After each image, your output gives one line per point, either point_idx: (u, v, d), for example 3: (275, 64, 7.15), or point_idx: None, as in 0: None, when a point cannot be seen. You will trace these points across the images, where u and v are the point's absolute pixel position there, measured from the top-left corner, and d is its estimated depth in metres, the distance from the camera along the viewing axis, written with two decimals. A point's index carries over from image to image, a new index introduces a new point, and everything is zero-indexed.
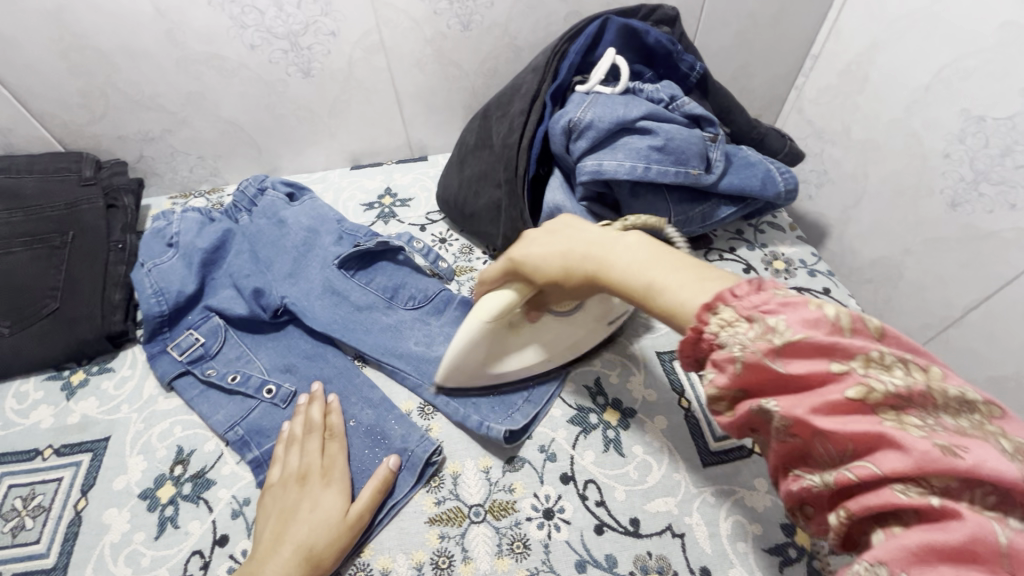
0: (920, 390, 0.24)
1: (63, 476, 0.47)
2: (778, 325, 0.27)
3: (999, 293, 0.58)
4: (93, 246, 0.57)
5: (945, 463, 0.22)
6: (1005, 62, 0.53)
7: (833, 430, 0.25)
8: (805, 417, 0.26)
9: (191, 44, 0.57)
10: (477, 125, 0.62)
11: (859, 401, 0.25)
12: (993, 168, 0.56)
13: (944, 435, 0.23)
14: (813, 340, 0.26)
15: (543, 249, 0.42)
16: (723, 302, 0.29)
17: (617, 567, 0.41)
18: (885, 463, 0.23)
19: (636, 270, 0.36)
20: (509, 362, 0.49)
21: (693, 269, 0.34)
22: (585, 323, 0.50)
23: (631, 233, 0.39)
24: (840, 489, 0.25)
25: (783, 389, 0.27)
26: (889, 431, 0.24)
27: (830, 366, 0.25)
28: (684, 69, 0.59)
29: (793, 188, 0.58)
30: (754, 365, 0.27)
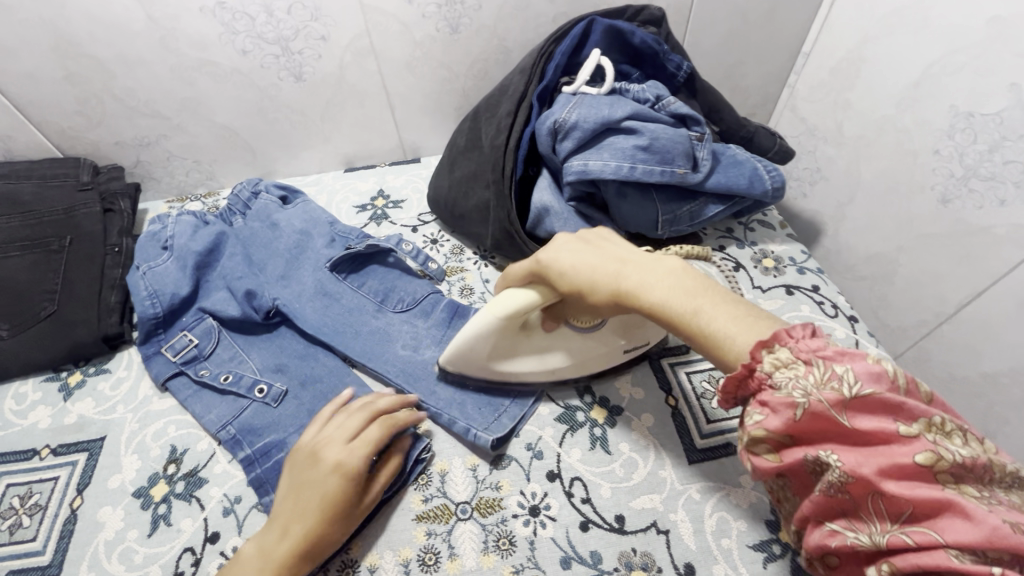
0: (978, 461, 0.27)
1: (59, 475, 0.48)
2: (846, 375, 0.29)
3: (991, 289, 0.58)
4: (90, 250, 0.58)
5: (1013, 541, 0.24)
6: (992, 58, 0.53)
7: (895, 490, 0.27)
8: (869, 474, 0.27)
9: (185, 50, 0.58)
10: (467, 127, 0.63)
11: (925, 467, 0.27)
12: (983, 164, 0.56)
13: (1004, 510, 0.25)
14: (882, 398, 0.28)
15: (575, 259, 0.43)
16: (780, 343, 0.31)
17: (602, 563, 0.42)
18: (950, 533, 0.25)
19: (683, 296, 0.37)
20: (514, 365, 0.49)
21: (737, 308, 0.36)
22: (597, 346, 0.50)
23: (674, 259, 0.41)
24: (890, 549, 0.27)
25: (844, 443, 0.28)
26: (954, 499, 0.25)
27: (896, 428, 0.28)
28: (671, 69, 0.59)
29: (780, 186, 0.58)
30: (817, 413, 0.29)
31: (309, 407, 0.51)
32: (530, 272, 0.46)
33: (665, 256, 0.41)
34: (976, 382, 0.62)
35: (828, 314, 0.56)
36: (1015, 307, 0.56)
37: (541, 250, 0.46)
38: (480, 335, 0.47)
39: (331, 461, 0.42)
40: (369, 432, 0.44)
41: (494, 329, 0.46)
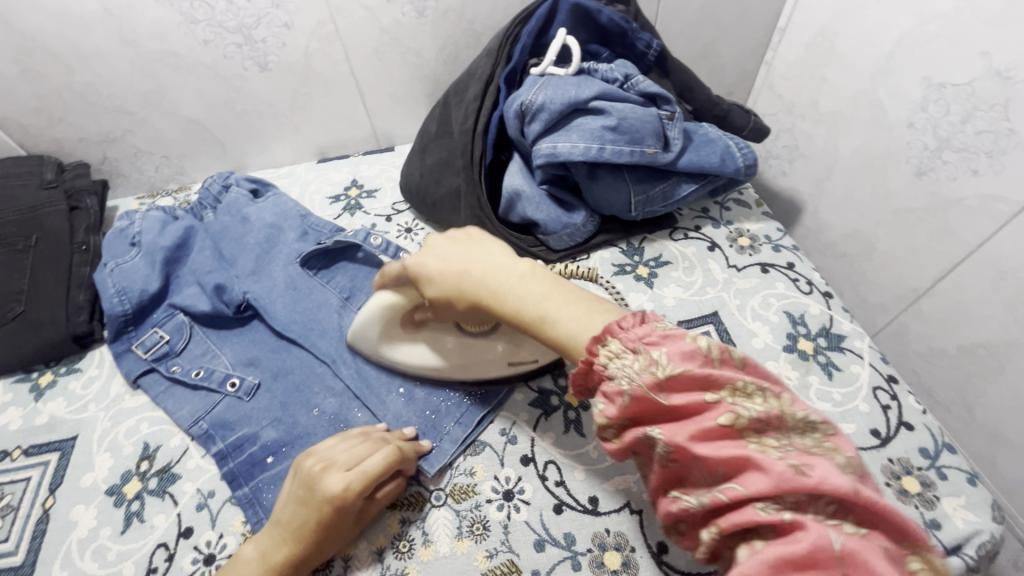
0: (778, 414, 0.27)
1: (31, 475, 0.48)
2: (660, 358, 0.29)
3: (966, 261, 0.57)
4: (57, 249, 0.58)
5: (796, 482, 0.24)
6: (962, 27, 0.52)
7: (706, 452, 0.27)
8: (683, 441, 0.28)
9: (143, 42, 0.57)
10: (437, 113, 0.62)
11: (728, 426, 0.27)
12: (956, 135, 0.55)
13: (797, 454, 0.26)
14: (691, 374, 0.28)
15: (442, 265, 0.41)
16: (611, 335, 0.32)
17: (575, 545, 0.42)
18: (750, 484, 0.26)
19: (532, 302, 0.37)
20: (401, 354, 0.50)
21: (584, 302, 0.36)
22: (480, 349, 0.48)
23: (525, 259, 0.40)
24: (713, 508, 0.27)
25: (663, 418, 0.29)
26: (751, 453, 0.26)
27: (703, 397, 0.28)
28: (641, 48, 0.59)
29: (752, 163, 0.58)
30: (639, 398, 0.29)
31: (282, 400, 0.50)
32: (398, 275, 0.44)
33: (517, 258, 0.40)
34: (954, 355, 0.62)
35: (803, 291, 0.56)
36: (989, 279, 0.56)
37: (411, 254, 0.43)
38: (366, 324, 0.47)
39: (330, 487, 0.39)
40: (370, 464, 0.41)
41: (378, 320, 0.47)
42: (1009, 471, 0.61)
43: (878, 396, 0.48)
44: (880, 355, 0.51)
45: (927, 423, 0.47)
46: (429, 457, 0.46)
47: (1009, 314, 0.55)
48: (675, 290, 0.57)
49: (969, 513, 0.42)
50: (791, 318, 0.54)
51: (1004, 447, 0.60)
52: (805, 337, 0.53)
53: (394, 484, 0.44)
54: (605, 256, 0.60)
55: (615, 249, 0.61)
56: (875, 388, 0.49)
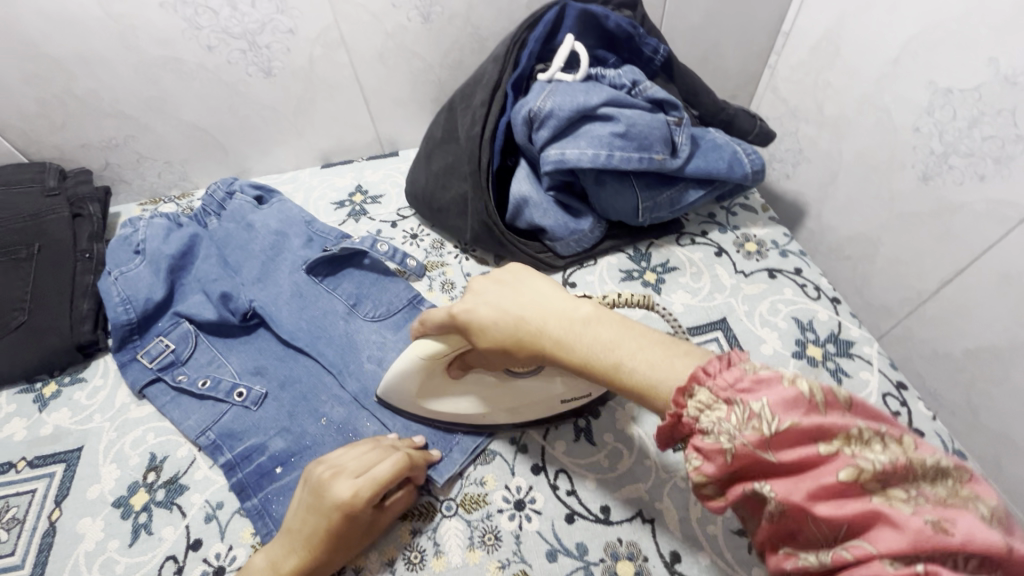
0: (905, 463, 0.24)
1: (37, 487, 0.47)
2: (761, 411, 0.26)
3: (972, 266, 0.58)
4: (59, 257, 0.57)
5: (938, 542, 0.21)
6: (969, 32, 0.52)
7: (827, 511, 0.24)
8: (799, 499, 0.25)
9: (147, 47, 0.56)
10: (443, 119, 0.61)
11: (851, 482, 0.24)
12: (962, 141, 0.55)
13: (931, 508, 0.23)
14: (801, 427, 0.25)
15: (495, 313, 0.38)
16: (698, 384, 0.29)
17: (588, 555, 0.41)
18: (880, 543, 0.23)
19: (601, 348, 0.34)
20: (445, 403, 0.47)
21: (659, 345, 0.33)
22: (529, 393, 0.45)
23: (587, 302, 0.37)
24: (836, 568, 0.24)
25: (773, 473, 0.26)
26: (879, 508, 0.23)
27: (817, 449, 0.25)
28: (647, 53, 0.59)
29: (760, 169, 0.58)
30: (744, 457, 0.26)
31: (289, 409, 0.50)
32: (440, 323, 0.41)
33: (578, 300, 0.37)
34: (960, 359, 0.62)
35: (811, 296, 0.56)
36: (996, 284, 0.56)
37: (456, 300, 0.40)
38: (404, 375, 0.44)
39: (339, 494, 0.39)
40: (380, 471, 0.41)
41: (419, 370, 0.44)
42: (1013, 473, 0.61)
43: (887, 403, 0.48)
44: (889, 361, 0.51)
45: (937, 430, 0.47)
46: (438, 465, 0.46)
47: (1016, 319, 0.55)
48: (682, 296, 0.57)
49: None
50: (799, 324, 0.54)
51: (1010, 451, 0.61)
52: (814, 343, 0.53)
53: (405, 493, 0.43)
54: (612, 262, 0.60)
55: (622, 254, 0.61)
56: (884, 394, 0.49)
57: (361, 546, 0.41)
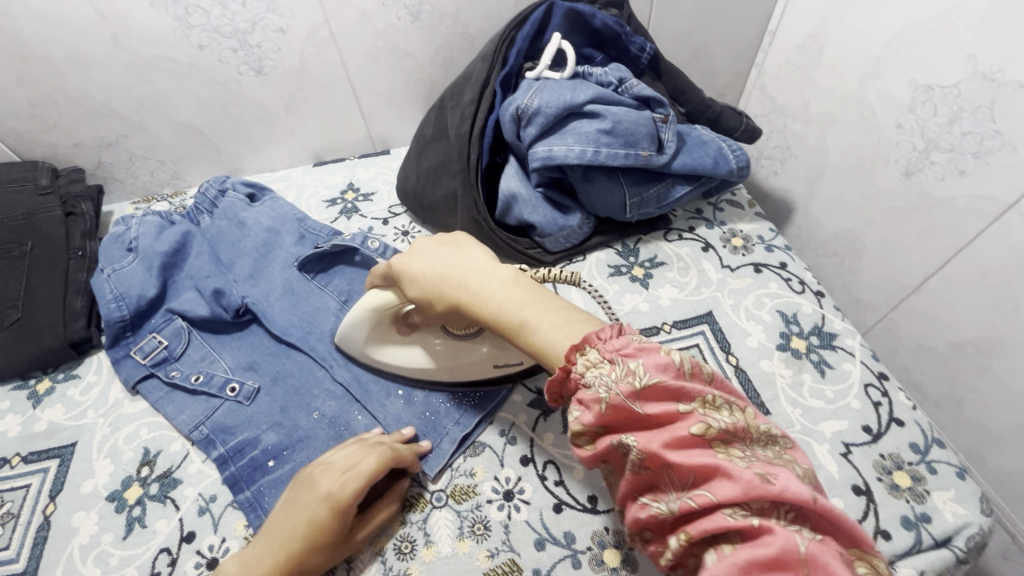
0: (742, 425, 0.29)
1: (31, 482, 0.48)
2: (637, 369, 0.31)
3: (953, 260, 0.59)
4: (53, 255, 0.57)
5: (763, 490, 0.26)
6: (949, 30, 0.53)
7: (678, 460, 0.29)
8: (657, 448, 0.29)
9: (138, 47, 0.57)
10: (433, 117, 0.62)
11: (700, 436, 0.29)
12: (943, 136, 0.56)
13: (760, 464, 0.28)
14: (667, 386, 0.30)
15: (425, 267, 0.41)
16: (590, 345, 0.33)
17: (575, 543, 0.42)
18: (720, 491, 0.27)
19: (510, 306, 0.37)
20: (389, 357, 0.50)
21: (562, 311, 0.37)
22: (466, 355, 0.49)
23: (507, 266, 0.40)
24: (682, 512, 0.28)
25: (639, 426, 0.31)
26: (721, 462, 0.28)
27: (677, 407, 0.30)
28: (634, 51, 0.59)
29: (745, 165, 0.59)
30: (617, 407, 0.30)
31: (282, 404, 0.51)
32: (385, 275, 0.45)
33: (499, 264, 0.40)
34: (944, 351, 0.63)
35: (796, 290, 0.57)
36: (976, 277, 0.57)
37: (398, 254, 0.44)
38: (355, 324, 0.48)
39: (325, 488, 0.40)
40: (365, 465, 0.42)
41: (366, 322, 0.47)
42: (996, 463, 0.63)
43: (869, 393, 0.49)
44: (871, 353, 0.52)
45: (917, 419, 0.48)
46: (430, 458, 0.47)
47: (996, 311, 0.56)
48: (670, 291, 0.58)
49: (959, 506, 0.43)
50: (784, 317, 0.55)
51: (993, 441, 0.62)
52: (798, 335, 0.54)
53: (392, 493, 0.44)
54: (601, 258, 0.61)
55: (610, 250, 0.61)
56: (866, 384, 0.50)
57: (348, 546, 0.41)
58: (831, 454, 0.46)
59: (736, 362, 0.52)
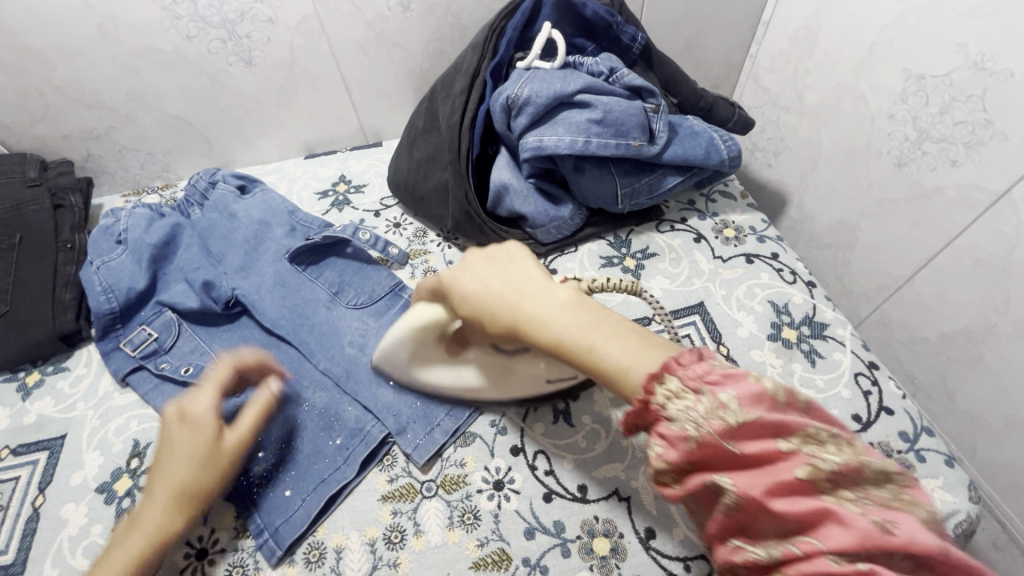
0: (855, 464, 0.25)
1: (21, 474, 0.48)
2: (729, 402, 0.27)
3: (944, 251, 0.59)
4: (41, 248, 0.57)
5: (882, 541, 0.23)
6: (940, 19, 0.53)
7: (783, 507, 0.25)
8: (757, 493, 0.26)
9: (125, 37, 0.56)
10: (424, 108, 0.62)
11: (807, 479, 0.25)
12: (935, 126, 0.56)
13: (878, 509, 0.24)
14: (765, 421, 0.26)
15: (478, 286, 0.37)
16: (669, 372, 0.29)
17: (565, 532, 0.42)
18: (828, 540, 0.24)
19: (576, 330, 0.32)
20: (437, 375, 0.47)
21: (639, 337, 0.32)
22: (519, 371, 0.45)
23: (567, 286, 0.35)
24: (783, 561, 0.25)
25: (734, 466, 0.27)
26: (830, 506, 0.24)
27: (778, 445, 0.26)
28: (626, 41, 0.59)
29: (737, 155, 0.58)
30: (708, 445, 0.27)
31: (272, 395, 0.51)
32: (431, 290, 0.41)
33: (557, 283, 0.35)
34: (935, 342, 0.63)
35: (787, 280, 0.57)
36: (968, 266, 0.57)
37: (445, 268, 0.40)
38: (397, 343, 0.44)
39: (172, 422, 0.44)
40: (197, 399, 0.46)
41: (409, 339, 0.44)
42: (987, 452, 0.63)
43: (859, 381, 0.49)
44: (861, 342, 0.52)
45: (906, 408, 0.48)
46: (417, 446, 0.47)
47: (986, 301, 0.56)
48: (661, 281, 0.58)
49: (946, 494, 0.43)
50: (775, 307, 0.55)
51: (983, 431, 0.62)
52: (789, 326, 0.54)
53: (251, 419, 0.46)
54: (592, 249, 0.60)
55: (603, 241, 0.61)
56: (856, 373, 0.50)
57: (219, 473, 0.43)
58: None
59: (727, 353, 0.52)
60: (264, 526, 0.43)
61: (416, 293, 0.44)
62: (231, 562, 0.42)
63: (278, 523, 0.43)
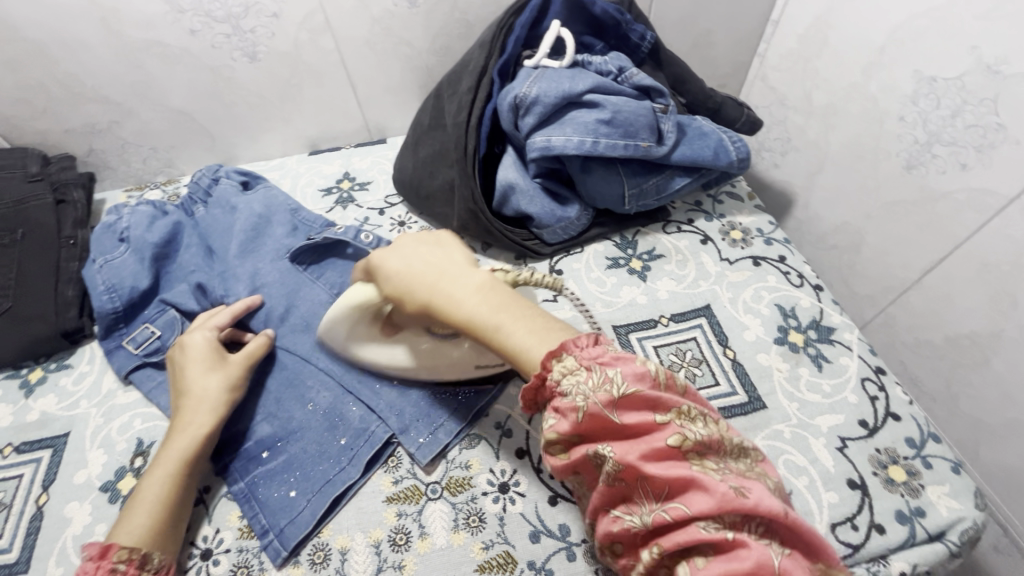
0: (716, 438, 0.30)
1: (24, 472, 0.48)
2: (616, 377, 0.31)
3: (952, 255, 0.58)
4: (43, 244, 0.57)
5: (737, 503, 0.27)
6: (954, 20, 0.52)
7: (655, 471, 0.29)
8: (635, 460, 0.30)
9: (128, 31, 0.56)
10: (430, 105, 0.61)
11: (676, 448, 0.30)
12: (945, 129, 0.55)
13: (734, 477, 0.29)
14: (644, 397, 0.30)
15: (402, 266, 0.39)
16: (566, 351, 0.32)
17: (570, 536, 0.42)
18: (695, 504, 0.28)
19: (486, 310, 0.36)
20: (373, 356, 0.48)
21: (536, 319, 0.36)
22: (448, 353, 0.47)
23: (482, 272, 0.38)
24: (656, 526, 0.29)
25: (617, 436, 0.31)
26: (696, 475, 0.29)
27: (654, 418, 0.30)
28: (634, 39, 0.58)
29: (745, 157, 0.58)
30: (595, 415, 0.31)
31: (277, 395, 0.50)
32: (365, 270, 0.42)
33: (476, 269, 0.38)
34: (940, 345, 0.63)
35: (794, 284, 0.57)
36: (975, 270, 0.57)
37: (376, 249, 0.42)
38: (336, 321, 0.44)
39: (176, 357, 0.50)
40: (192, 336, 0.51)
41: (346, 318, 0.44)
42: (990, 457, 0.63)
43: (866, 387, 0.49)
44: (869, 347, 0.52)
45: (913, 414, 0.48)
46: (421, 447, 0.47)
47: (993, 306, 0.56)
48: (668, 283, 0.57)
49: (952, 500, 0.43)
50: (782, 311, 0.55)
51: (987, 436, 0.62)
52: (796, 330, 0.53)
53: (241, 353, 0.50)
54: (598, 250, 0.60)
55: (609, 242, 0.61)
56: (863, 378, 0.50)
57: (223, 404, 0.47)
58: (829, 449, 0.46)
59: (733, 356, 0.52)
60: (269, 527, 0.43)
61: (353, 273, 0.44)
62: (235, 562, 0.42)
63: (283, 525, 0.43)
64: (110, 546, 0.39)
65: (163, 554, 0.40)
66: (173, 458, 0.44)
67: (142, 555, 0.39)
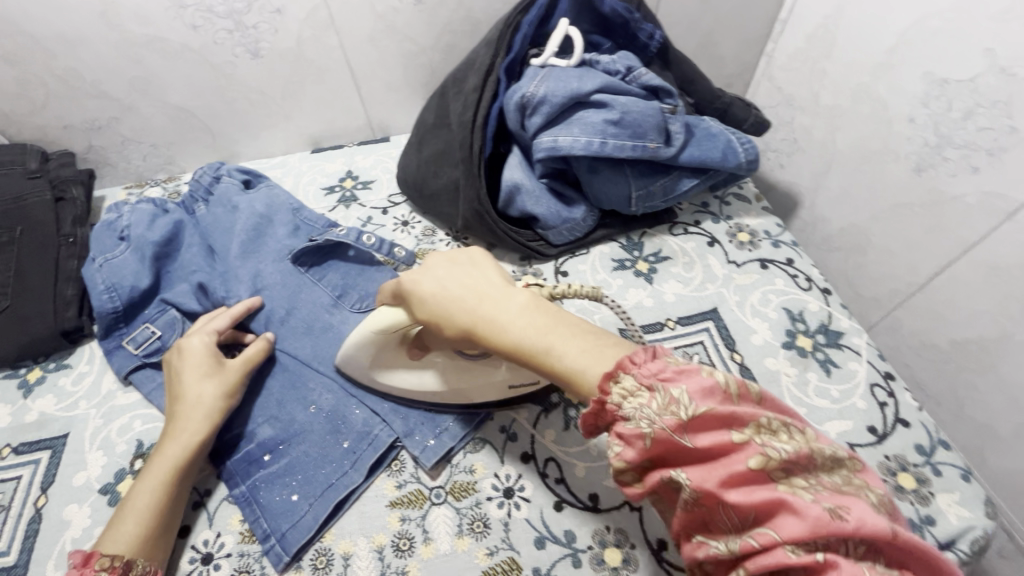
0: (805, 452, 0.25)
1: (22, 474, 0.47)
2: (681, 397, 0.27)
3: (961, 260, 0.58)
4: (42, 242, 0.56)
5: (834, 527, 0.23)
6: (967, 21, 0.52)
7: (737, 498, 0.25)
8: (713, 487, 0.26)
9: (129, 26, 0.55)
10: (435, 104, 0.60)
11: (759, 469, 0.25)
12: (956, 132, 0.55)
13: (829, 495, 0.24)
14: (717, 415, 0.26)
15: (436, 288, 0.38)
16: (623, 370, 0.29)
17: (575, 542, 0.42)
18: (784, 529, 0.24)
19: (533, 332, 0.34)
20: (397, 376, 0.47)
21: (590, 335, 0.33)
22: (479, 372, 0.45)
23: (523, 291, 0.36)
24: (744, 554, 0.25)
25: (691, 461, 0.27)
26: (783, 496, 0.24)
27: (731, 437, 0.26)
28: (643, 39, 0.57)
29: (754, 158, 0.57)
30: (663, 441, 0.27)
31: (279, 397, 0.50)
32: (393, 294, 0.41)
33: (515, 288, 0.37)
34: (948, 350, 0.62)
35: (802, 287, 0.56)
36: (985, 275, 0.56)
37: (407, 270, 0.40)
38: (359, 346, 0.44)
39: (173, 360, 0.50)
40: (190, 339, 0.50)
41: (370, 343, 0.43)
42: (997, 463, 0.62)
43: (875, 393, 0.49)
44: (877, 352, 0.51)
45: (923, 420, 0.47)
46: (425, 449, 0.46)
47: (1002, 311, 0.55)
48: (674, 286, 0.57)
49: (962, 509, 0.42)
50: (790, 315, 0.54)
51: (994, 442, 0.62)
52: (803, 334, 0.53)
53: (240, 357, 0.50)
54: (604, 251, 0.59)
55: (614, 243, 0.60)
56: (872, 384, 0.49)
57: (218, 411, 0.46)
58: None
59: (740, 360, 0.51)
60: (271, 531, 0.43)
61: (379, 294, 0.43)
62: (236, 566, 0.42)
63: (285, 529, 0.43)
64: (94, 553, 0.39)
65: (149, 560, 0.39)
66: (165, 464, 0.43)
67: (125, 562, 0.38)
